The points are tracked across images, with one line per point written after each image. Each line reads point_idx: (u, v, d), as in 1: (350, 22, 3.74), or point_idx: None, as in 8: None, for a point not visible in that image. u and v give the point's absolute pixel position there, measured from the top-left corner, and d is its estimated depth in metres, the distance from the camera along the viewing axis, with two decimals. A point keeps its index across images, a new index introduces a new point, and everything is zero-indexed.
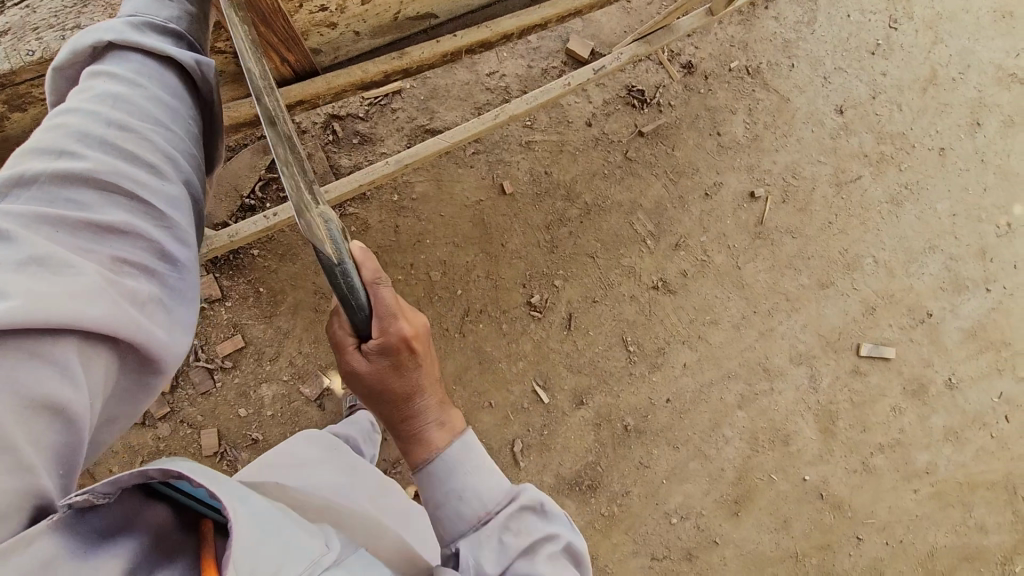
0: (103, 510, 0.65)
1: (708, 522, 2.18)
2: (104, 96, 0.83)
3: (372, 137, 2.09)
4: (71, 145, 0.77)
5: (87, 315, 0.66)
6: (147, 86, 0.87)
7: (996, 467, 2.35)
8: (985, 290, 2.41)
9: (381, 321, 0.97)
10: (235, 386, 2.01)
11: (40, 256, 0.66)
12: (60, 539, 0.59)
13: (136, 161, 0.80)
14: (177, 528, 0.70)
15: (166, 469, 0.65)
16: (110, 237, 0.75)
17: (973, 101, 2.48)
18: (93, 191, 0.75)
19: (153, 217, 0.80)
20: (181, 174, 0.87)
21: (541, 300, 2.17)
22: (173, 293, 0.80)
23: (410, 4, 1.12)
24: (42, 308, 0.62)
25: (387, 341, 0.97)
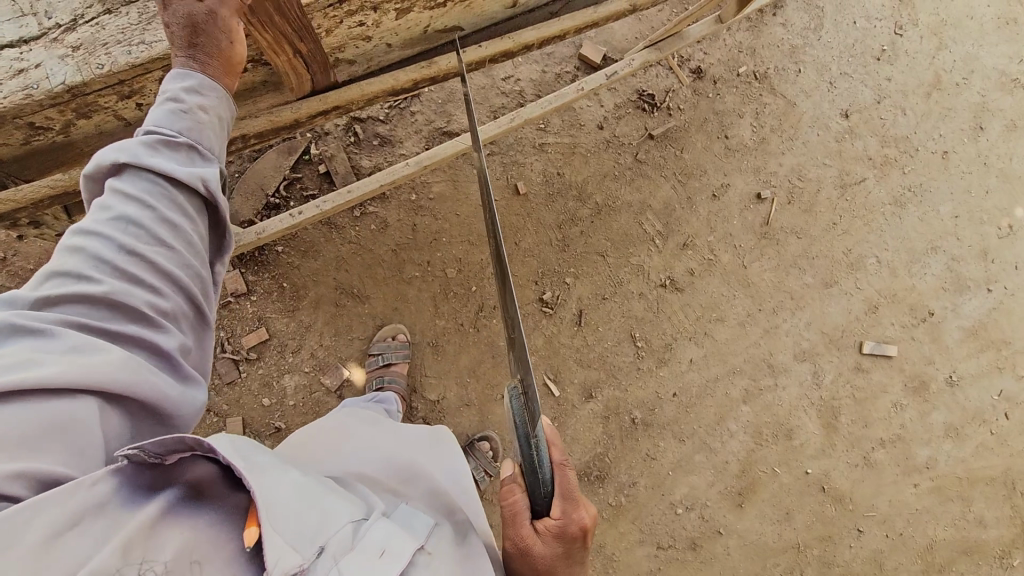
0: (154, 466, 0.74)
1: (712, 512, 2.25)
2: (120, 218, 0.84)
3: (392, 138, 2.18)
4: (87, 269, 0.80)
5: (101, 383, 0.74)
6: (158, 206, 0.86)
7: (996, 462, 2.41)
8: (987, 290, 2.47)
9: (553, 455, 0.96)
10: (259, 376, 2.10)
11: (73, 348, 0.74)
12: (112, 485, 0.68)
13: (141, 283, 0.82)
14: (221, 483, 0.77)
15: (202, 440, 0.73)
16: (119, 342, 0.79)
17: (976, 105, 2.54)
18: (103, 308, 0.79)
19: (158, 328, 0.83)
20: (185, 292, 0.88)
21: (552, 296, 2.25)
22: (180, 378, 0.85)
23: (439, 19, 1.19)
24: (71, 376, 0.71)
25: (570, 513, 0.93)
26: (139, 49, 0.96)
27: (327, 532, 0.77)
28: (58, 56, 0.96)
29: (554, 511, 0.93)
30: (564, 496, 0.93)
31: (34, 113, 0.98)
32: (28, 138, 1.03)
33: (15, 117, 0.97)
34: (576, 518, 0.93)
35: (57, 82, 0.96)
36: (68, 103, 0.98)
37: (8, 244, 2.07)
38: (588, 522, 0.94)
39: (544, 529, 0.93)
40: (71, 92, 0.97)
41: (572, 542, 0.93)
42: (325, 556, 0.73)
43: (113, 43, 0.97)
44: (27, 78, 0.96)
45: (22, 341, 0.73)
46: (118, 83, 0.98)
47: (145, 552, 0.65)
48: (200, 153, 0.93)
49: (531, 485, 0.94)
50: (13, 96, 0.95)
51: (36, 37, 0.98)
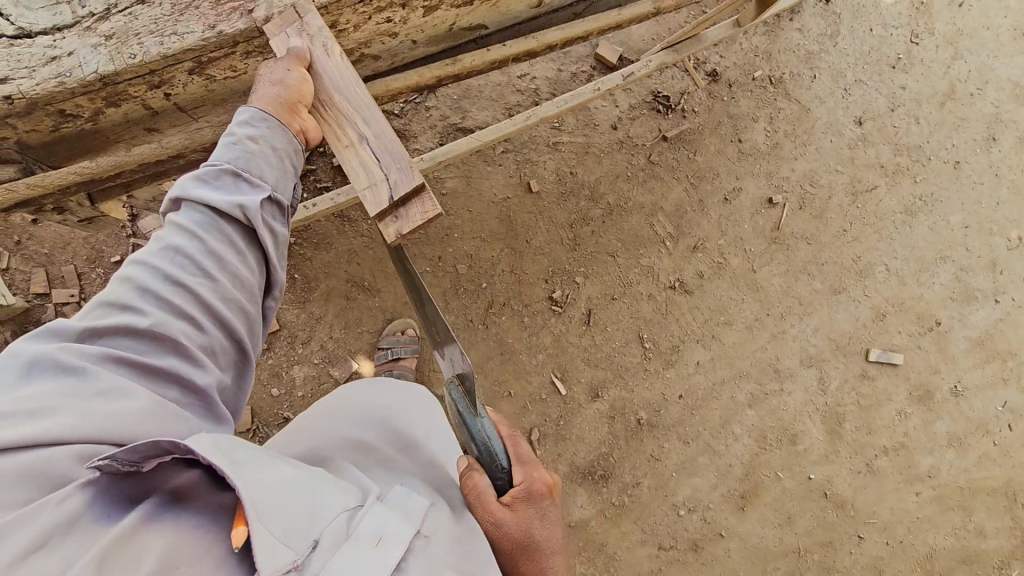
0: (131, 475, 0.73)
1: (715, 514, 2.27)
2: (169, 250, 0.86)
3: (406, 133, 2.18)
4: (134, 300, 0.82)
5: (136, 432, 0.73)
6: (205, 238, 0.88)
7: (997, 473, 2.42)
8: (994, 301, 2.48)
9: (502, 429, 1.12)
10: (269, 367, 2.12)
11: (105, 390, 0.74)
12: (84, 501, 0.67)
13: (183, 314, 0.83)
14: (205, 484, 0.77)
15: (177, 444, 0.71)
16: (160, 381, 0.80)
17: (989, 116, 2.54)
18: (145, 341, 0.80)
19: (198, 366, 0.83)
20: (228, 327, 0.88)
21: (562, 295, 2.26)
22: (213, 420, 0.85)
23: (464, 17, 1.20)
24: (97, 426, 0.71)
25: (530, 472, 1.04)
26: (171, 39, 0.99)
27: (320, 525, 0.76)
28: (90, 44, 0.98)
29: (515, 477, 1.03)
30: (523, 461, 1.06)
31: (65, 100, 1.00)
32: (57, 125, 1.05)
33: (47, 104, 1.00)
34: (537, 478, 1.04)
35: (88, 70, 0.98)
36: (98, 91, 1.00)
37: (23, 228, 2.09)
38: (546, 480, 1.06)
39: (512, 498, 1.00)
40: (102, 81, 0.99)
41: (539, 501, 1.02)
42: (319, 550, 0.73)
43: (145, 33, 0.99)
44: (60, 66, 0.98)
45: (60, 376, 0.74)
46: (148, 73, 1.00)
47: (124, 563, 0.64)
48: (246, 179, 0.93)
49: (488, 459, 1.04)
50: (47, 83, 0.97)
51: (69, 25, 0.99)
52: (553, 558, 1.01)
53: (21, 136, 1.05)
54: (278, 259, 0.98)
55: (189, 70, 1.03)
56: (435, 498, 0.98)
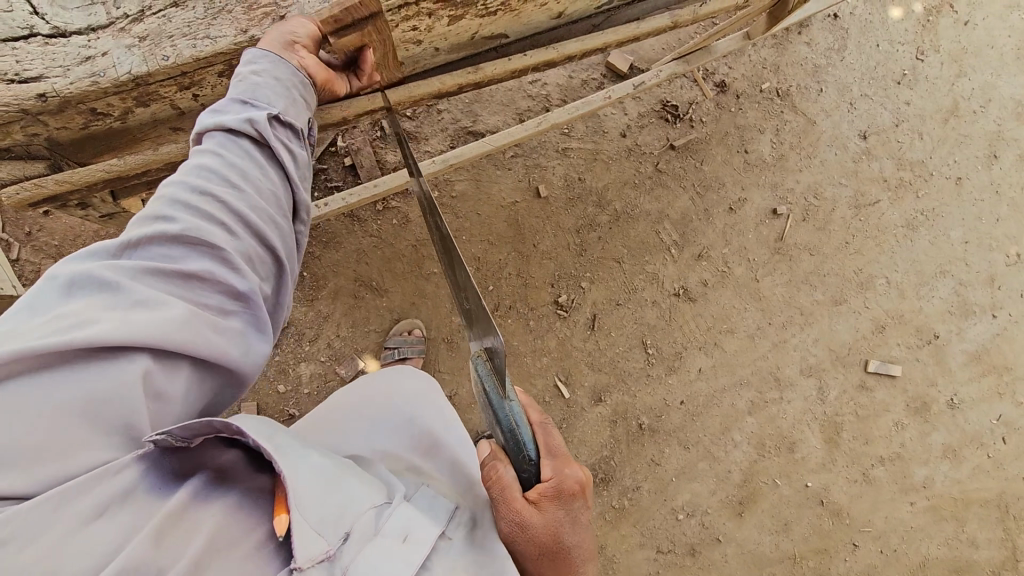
0: (182, 450, 0.77)
1: (713, 520, 2.30)
2: (198, 168, 0.88)
3: (417, 136, 2.19)
4: (166, 211, 0.83)
5: (176, 338, 0.75)
6: (228, 155, 0.92)
7: (990, 485, 2.46)
8: (991, 316, 2.52)
9: (533, 416, 1.04)
10: (277, 363, 2.13)
11: (142, 298, 0.75)
12: (139, 472, 0.70)
13: (215, 218, 0.85)
14: (246, 467, 0.82)
15: (229, 424, 0.75)
16: (195, 287, 0.81)
17: (992, 134, 2.58)
18: (180, 246, 0.82)
19: (233, 271, 0.85)
20: (261, 233, 0.90)
21: (568, 300, 2.28)
22: (256, 327, 0.87)
23: (487, 26, 1.22)
24: (139, 326, 0.72)
25: (561, 469, 0.98)
26: (204, 42, 1.02)
27: (352, 517, 0.79)
28: (125, 45, 1.01)
29: (544, 472, 0.97)
30: (552, 455, 0.99)
31: (97, 99, 1.03)
32: (87, 123, 1.07)
33: (79, 103, 1.02)
34: (569, 475, 0.97)
35: (123, 71, 1.00)
36: (131, 91, 1.03)
37: (34, 220, 2.10)
38: (580, 476, 0.99)
39: (539, 496, 0.94)
40: (136, 82, 1.01)
41: (569, 502, 0.96)
42: (351, 541, 0.75)
43: (179, 36, 1.01)
44: (95, 66, 1.00)
45: (97, 293, 0.74)
46: (180, 75, 1.03)
47: (178, 536, 0.68)
48: (252, 105, 0.96)
49: (516, 451, 0.97)
50: (82, 83, 1.00)
51: (104, 25, 1.01)
52: (580, 562, 0.95)
53: (51, 133, 1.07)
54: (299, 177, 1.02)
55: (219, 73, 1.06)
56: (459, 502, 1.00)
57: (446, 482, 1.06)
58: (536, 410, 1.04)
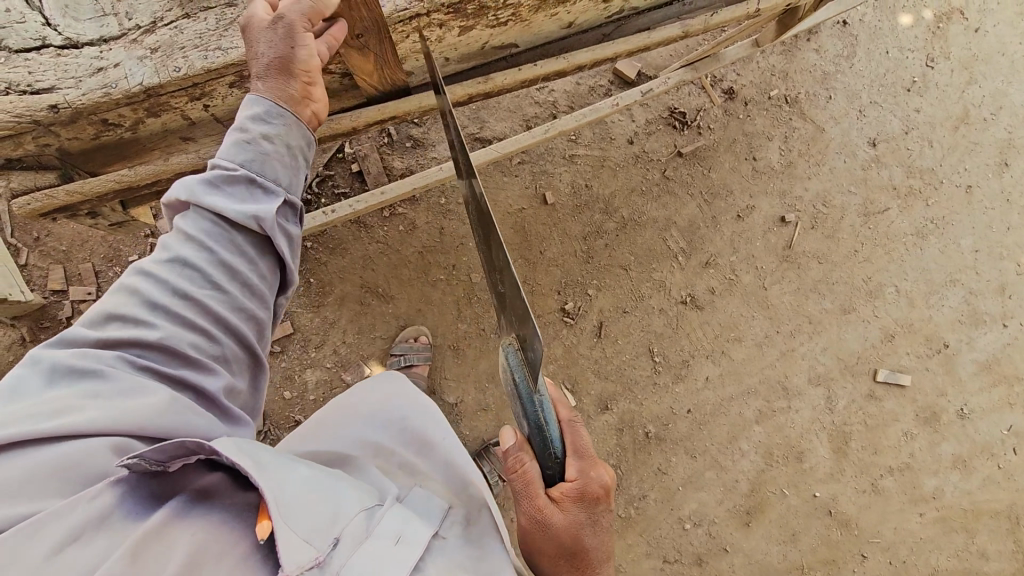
0: (161, 476, 0.75)
1: (720, 529, 2.28)
2: (184, 261, 0.88)
3: (424, 141, 2.21)
4: (147, 314, 0.84)
5: (151, 433, 0.77)
6: (220, 252, 0.90)
7: (1001, 497, 2.43)
8: (1002, 326, 2.49)
9: (563, 414, 1.03)
10: (283, 369, 2.13)
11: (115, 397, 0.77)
12: (114, 497, 0.69)
13: (195, 327, 0.86)
14: (230, 485, 0.78)
15: (202, 444, 0.74)
16: (170, 390, 0.83)
17: (1003, 141, 2.56)
18: (159, 354, 0.83)
19: (207, 372, 0.86)
20: (238, 332, 0.91)
21: (574, 307, 2.27)
22: (229, 418, 0.89)
23: (498, 36, 1.21)
24: (112, 421, 0.74)
25: (585, 472, 0.98)
26: (215, 54, 1.00)
27: (342, 523, 0.76)
28: (137, 56, 1.00)
29: (570, 474, 0.98)
30: (580, 456, 0.99)
31: (109, 110, 1.03)
32: (99, 133, 1.07)
33: (91, 114, 1.02)
34: (594, 479, 0.98)
35: (134, 83, 1.00)
36: (142, 102, 1.03)
37: (42, 225, 2.11)
38: (606, 480, 1.00)
39: (561, 495, 0.96)
40: (146, 93, 1.01)
41: (592, 504, 0.97)
42: (341, 546, 0.73)
43: (190, 46, 1.01)
44: (107, 77, 1.00)
45: (74, 387, 0.77)
46: (190, 86, 1.02)
47: (154, 557, 0.66)
48: (260, 185, 0.95)
49: (542, 449, 0.98)
50: (93, 94, 0.99)
51: (117, 37, 1.02)
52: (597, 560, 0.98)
53: (63, 143, 1.07)
54: (293, 261, 1.01)
55: (230, 84, 1.05)
56: (452, 501, 0.99)
57: (439, 481, 1.04)
58: (565, 408, 1.03)
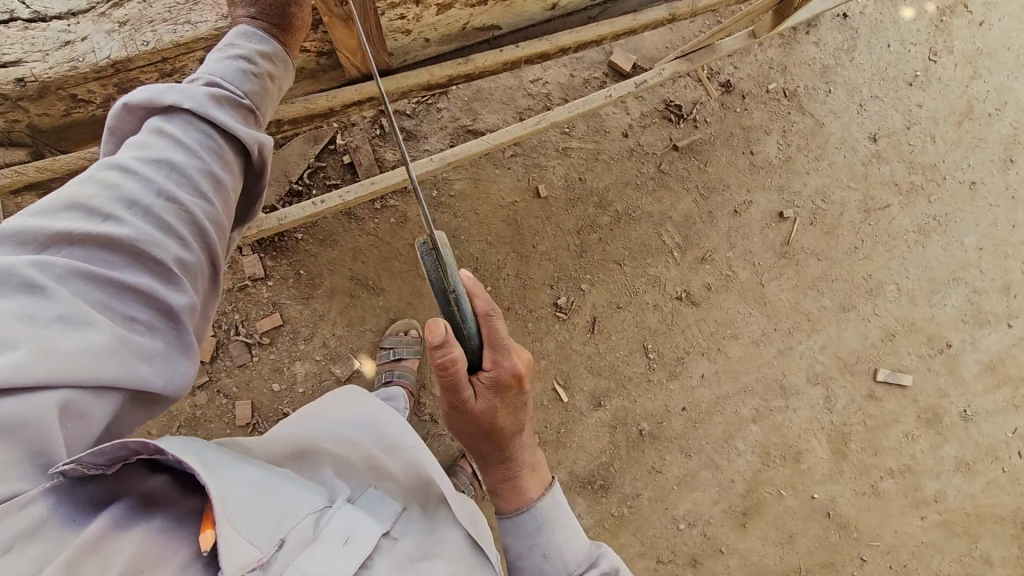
0: (101, 480, 0.73)
1: (715, 530, 2.23)
2: (159, 161, 0.87)
3: (416, 133, 2.18)
4: (115, 209, 0.81)
5: (97, 373, 0.73)
6: (205, 159, 0.91)
7: (1006, 501, 2.36)
8: (1007, 326, 2.43)
9: (478, 306, 0.94)
10: (271, 361, 2.10)
11: (66, 317, 0.73)
12: (50, 505, 0.66)
13: (171, 231, 0.85)
14: (173, 491, 0.77)
15: (148, 443, 0.71)
16: (130, 299, 0.80)
17: (1007, 137, 2.51)
18: (125, 255, 0.81)
19: (174, 286, 0.84)
20: (209, 246, 0.91)
21: (567, 302, 2.24)
22: (179, 350, 0.85)
23: (478, 17, 1.22)
24: (64, 365, 0.70)
25: (501, 365, 0.96)
26: (184, 28, 1.07)
27: (286, 525, 0.77)
28: (105, 30, 1.06)
29: (486, 363, 0.96)
30: (495, 348, 0.95)
31: (77, 85, 1.08)
32: (69, 109, 1.12)
33: (59, 88, 1.07)
34: (508, 366, 0.96)
35: (102, 56, 1.06)
36: (111, 77, 1.08)
37: None
38: (519, 367, 0.98)
39: (476, 382, 0.97)
40: (114, 67, 1.06)
41: (505, 392, 0.99)
42: (285, 548, 0.74)
43: (159, 21, 1.07)
44: (74, 51, 1.05)
45: (15, 297, 0.71)
46: (159, 60, 1.08)
47: (92, 569, 0.64)
48: (256, 116, 1.01)
49: (459, 343, 0.93)
50: (60, 68, 1.05)
51: (85, 10, 1.08)
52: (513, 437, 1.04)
53: (32, 120, 1.13)
54: (265, 175, 1.07)
55: (200, 59, 1.11)
56: (408, 502, 0.98)
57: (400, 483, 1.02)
58: (484, 301, 0.94)
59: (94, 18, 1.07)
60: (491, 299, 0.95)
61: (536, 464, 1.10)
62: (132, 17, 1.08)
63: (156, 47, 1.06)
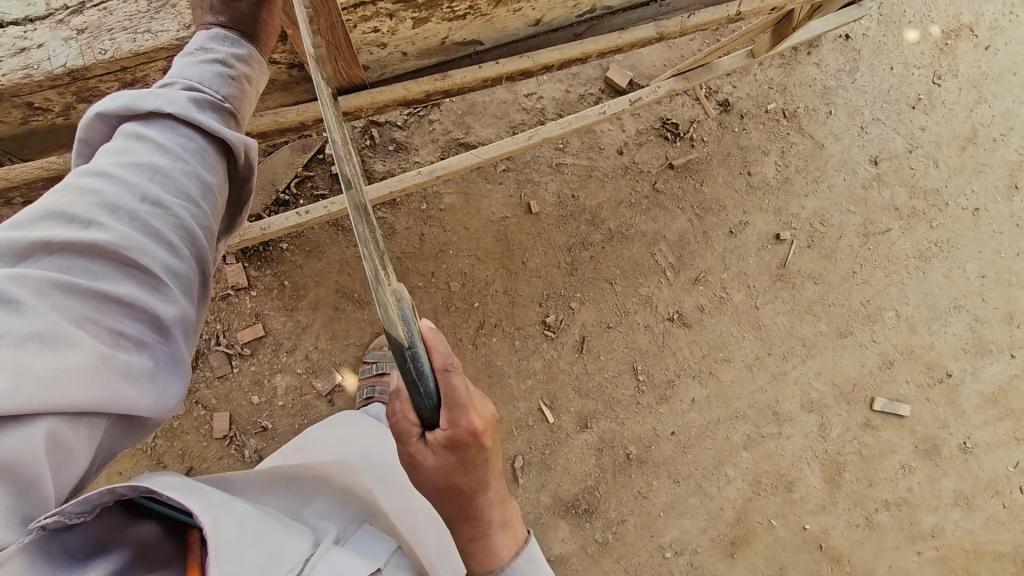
0: (85, 527, 0.71)
1: (702, 560, 2.16)
2: (143, 166, 0.84)
3: (407, 145, 2.14)
4: (99, 214, 0.78)
5: (78, 401, 0.69)
6: (190, 161, 0.89)
7: (1006, 538, 2.28)
8: (1009, 356, 2.37)
9: (433, 361, 0.89)
10: (252, 373, 2.07)
11: (42, 333, 0.69)
12: (38, 563, 0.64)
13: (157, 236, 0.82)
14: (161, 540, 0.76)
15: (136, 486, 0.71)
16: (115, 310, 0.77)
17: (1013, 163, 2.45)
18: (109, 264, 0.77)
19: (161, 296, 0.81)
20: (198, 251, 0.88)
21: (556, 320, 2.20)
22: (167, 366, 0.82)
23: (458, 31, 1.19)
24: (42, 390, 0.66)
25: (455, 420, 0.90)
26: (144, 37, 1.09)
27: None
28: (63, 38, 1.09)
29: (441, 422, 0.90)
30: (449, 406, 0.89)
31: (33, 93, 1.10)
32: (27, 117, 1.15)
33: (14, 95, 1.10)
34: (465, 425, 0.90)
35: (58, 63, 1.09)
36: (67, 85, 1.11)
37: None
38: (477, 426, 0.92)
39: (430, 440, 0.92)
40: (70, 75, 1.09)
41: (464, 449, 0.93)
42: None
43: (118, 29, 1.10)
44: (29, 58, 1.09)
45: None
46: (118, 69, 1.10)
47: None
48: (238, 119, 0.99)
49: (413, 400, 0.87)
50: (14, 74, 1.08)
51: (43, 17, 1.11)
52: (478, 495, 1.01)
53: None
54: (250, 181, 1.05)
55: (161, 69, 1.12)
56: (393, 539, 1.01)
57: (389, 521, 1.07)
58: (440, 355, 0.89)
59: (55, 26, 1.10)
60: (449, 353, 0.90)
61: (509, 521, 1.08)
62: (90, 24, 1.10)
63: (115, 55, 1.09)
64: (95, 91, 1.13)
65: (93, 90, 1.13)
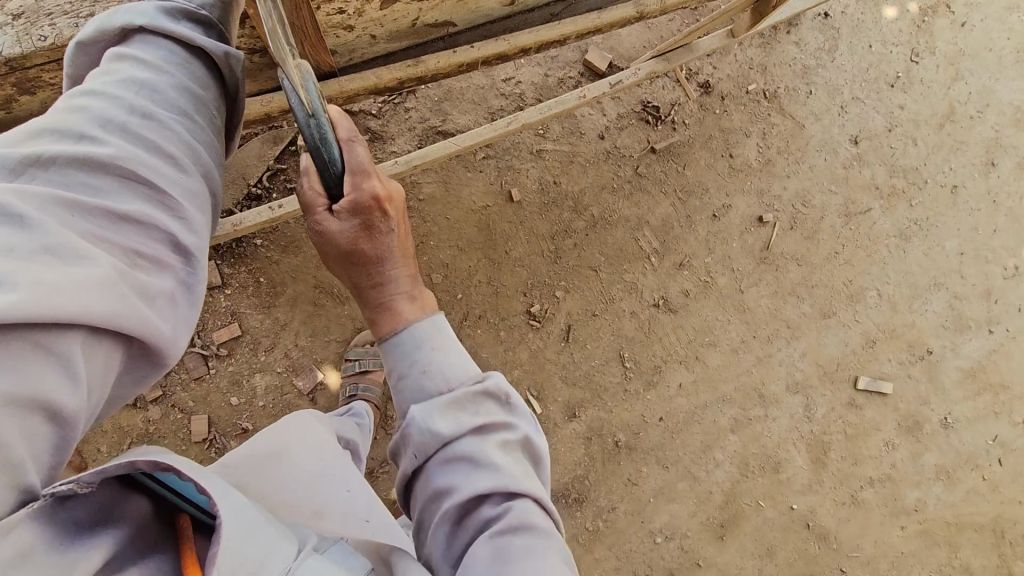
0: (84, 498, 0.61)
1: (692, 544, 2.17)
2: (131, 83, 0.78)
3: (383, 134, 2.07)
4: (92, 130, 0.72)
5: (99, 309, 0.61)
6: (176, 75, 0.83)
7: (986, 509, 2.32)
8: (988, 331, 2.40)
9: (390, 250, 1.03)
10: (229, 374, 2.00)
11: (56, 247, 0.61)
12: (36, 531, 0.55)
13: (158, 151, 0.75)
14: (157, 521, 0.66)
15: (155, 460, 0.63)
16: (128, 227, 0.70)
17: (989, 140, 2.47)
18: (111, 179, 0.70)
19: (172, 214, 0.75)
20: (204, 170, 0.82)
21: (540, 309, 2.16)
22: (190, 288, 0.75)
23: (428, 12, 1.14)
24: (53, 297, 0.58)
25: (409, 300, 1.03)
26: (88, 22, 1.06)
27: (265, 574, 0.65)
28: None
29: (396, 305, 1.03)
30: (405, 292, 1.04)
31: None
32: None
33: None
34: (416, 306, 1.04)
35: None
36: (7, 77, 1.07)
37: None
38: (430, 311, 1.05)
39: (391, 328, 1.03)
40: (7, 64, 1.05)
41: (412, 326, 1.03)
42: None
43: (58, 13, 1.07)
44: None
45: None
46: (59, 56, 1.07)
47: None
48: (219, 31, 0.94)
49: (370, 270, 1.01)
50: None
51: None
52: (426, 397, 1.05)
53: None
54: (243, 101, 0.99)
55: None
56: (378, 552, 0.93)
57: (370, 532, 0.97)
58: (394, 248, 1.04)
59: None
60: (405, 245, 1.06)
61: (459, 429, 1.07)
62: (27, 9, 1.07)
63: (55, 42, 1.06)
64: (38, 81, 1.09)
65: (36, 81, 1.10)
